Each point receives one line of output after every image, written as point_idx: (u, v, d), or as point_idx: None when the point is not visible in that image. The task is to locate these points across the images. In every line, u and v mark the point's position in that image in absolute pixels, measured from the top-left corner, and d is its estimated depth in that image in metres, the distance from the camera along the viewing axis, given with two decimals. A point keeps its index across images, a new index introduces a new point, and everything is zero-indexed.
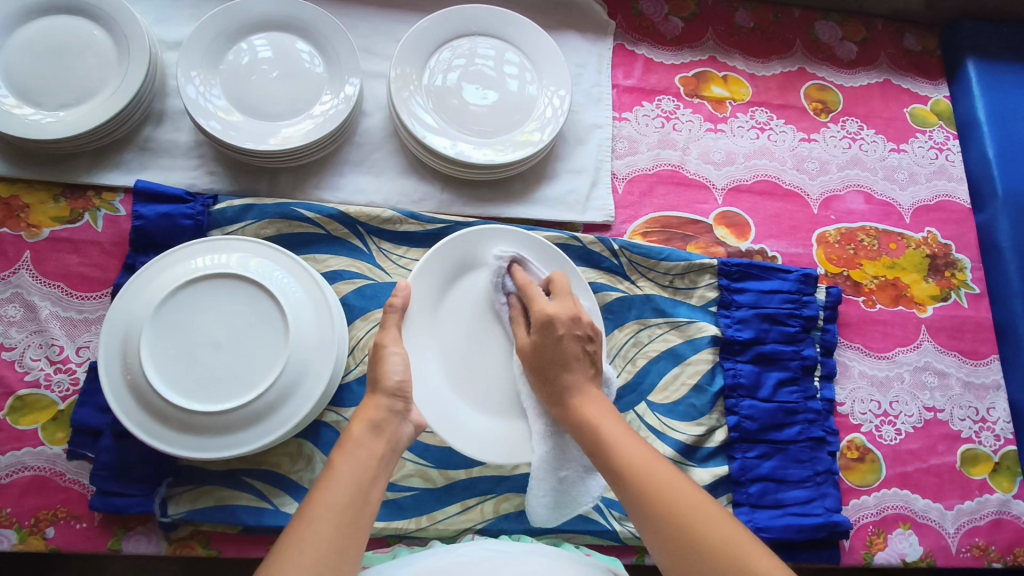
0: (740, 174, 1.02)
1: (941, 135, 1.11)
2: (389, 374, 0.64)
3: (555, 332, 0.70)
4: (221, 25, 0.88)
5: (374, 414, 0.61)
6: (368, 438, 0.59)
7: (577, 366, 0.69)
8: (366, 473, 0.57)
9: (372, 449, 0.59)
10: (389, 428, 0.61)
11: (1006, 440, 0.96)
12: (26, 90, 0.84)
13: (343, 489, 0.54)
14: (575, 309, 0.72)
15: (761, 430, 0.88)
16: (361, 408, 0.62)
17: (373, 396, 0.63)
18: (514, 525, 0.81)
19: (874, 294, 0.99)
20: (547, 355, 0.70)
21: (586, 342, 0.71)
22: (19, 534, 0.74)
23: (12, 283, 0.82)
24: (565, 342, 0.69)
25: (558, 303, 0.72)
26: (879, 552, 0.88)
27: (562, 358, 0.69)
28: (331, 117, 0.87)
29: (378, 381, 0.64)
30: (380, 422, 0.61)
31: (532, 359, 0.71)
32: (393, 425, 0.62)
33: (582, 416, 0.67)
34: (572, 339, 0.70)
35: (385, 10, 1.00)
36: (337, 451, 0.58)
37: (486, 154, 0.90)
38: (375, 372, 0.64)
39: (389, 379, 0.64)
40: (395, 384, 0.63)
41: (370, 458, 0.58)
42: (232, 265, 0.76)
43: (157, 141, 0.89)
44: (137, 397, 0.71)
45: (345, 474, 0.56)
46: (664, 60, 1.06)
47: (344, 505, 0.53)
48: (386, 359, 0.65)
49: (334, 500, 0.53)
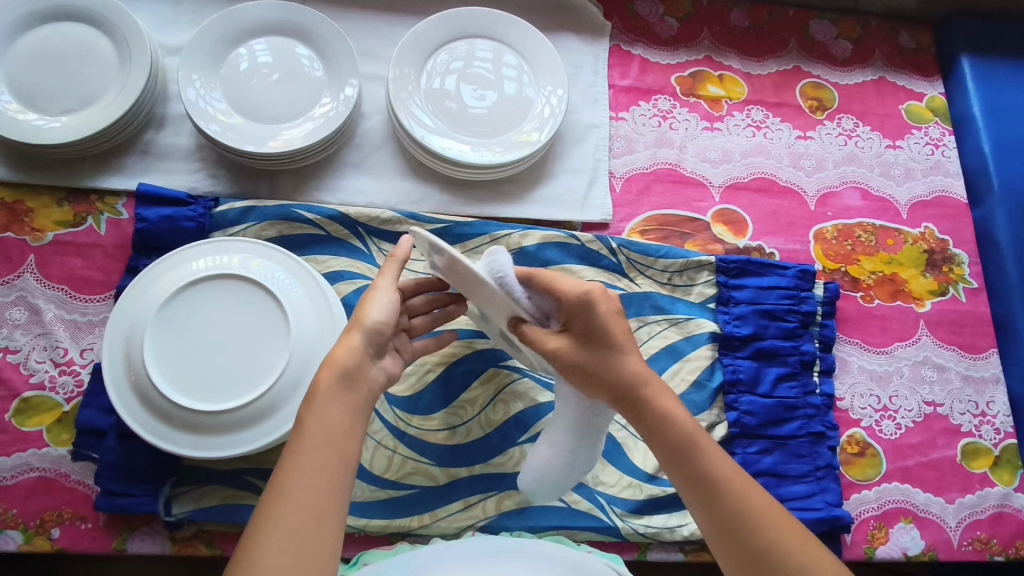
0: (737, 172, 1.03)
1: (937, 131, 1.11)
2: (370, 314, 0.62)
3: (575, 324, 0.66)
4: (220, 30, 0.90)
5: (346, 361, 0.59)
6: (341, 389, 0.58)
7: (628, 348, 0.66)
8: (340, 424, 0.56)
9: (346, 399, 0.57)
10: (363, 378, 0.60)
11: (1006, 433, 0.96)
12: (29, 96, 0.85)
13: (319, 445, 0.54)
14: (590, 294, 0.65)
15: (761, 425, 0.88)
16: (331, 353, 0.60)
17: (351, 336, 0.61)
18: (515, 522, 0.81)
19: (872, 290, 1.00)
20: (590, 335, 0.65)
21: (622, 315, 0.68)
22: (24, 535, 0.75)
23: (16, 287, 0.83)
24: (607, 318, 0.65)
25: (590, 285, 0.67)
26: (881, 546, 0.88)
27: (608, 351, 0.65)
28: (331, 120, 0.88)
29: (357, 320, 0.62)
30: (352, 370, 0.59)
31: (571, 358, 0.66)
32: (364, 371, 0.60)
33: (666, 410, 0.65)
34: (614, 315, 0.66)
35: (382, 13, 1.01)
36: (312, 402, 0.56)
37: (484, 154, 0.91)
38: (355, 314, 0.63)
39: (371, 318, 0.62)
40: (375, 324, 0.62)
41: (345, 409, 0.57)
42: (234, 267, 0.77)
43: (159, 145, 0.90)
44: (141, 397, 0.72)
45: (315, 432, 0.54)
46: (660, 60, 1.07)
47: (319, 465, 0.53)
48: (369, 300, 0.64)
49: (309, 461, 0.53)
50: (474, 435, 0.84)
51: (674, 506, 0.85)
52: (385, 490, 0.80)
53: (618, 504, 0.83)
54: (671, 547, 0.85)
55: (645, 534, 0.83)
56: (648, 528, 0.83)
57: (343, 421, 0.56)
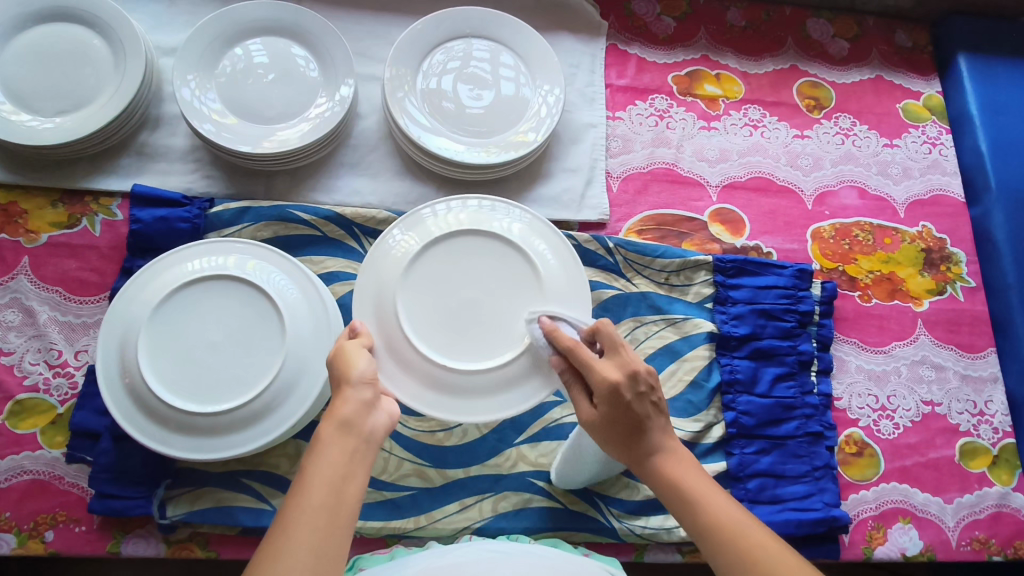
0: (734, 172, 1.02)
1: (934, 130, 1.11)
2: (356, 365, 0.61)
3: (622, 400, 0.59)
4: (215, 31, 0.89)
5: (345, 409, 0.57)
6: (337, 436, 0.55)
7: (660, 424, 0.61)
8: (339, 471, 0.53)
9: (344, 447, 0.55)
10: (361, 425, 0.57)
11: (1004, 433, 0.96)
12: (23, 97, 0.84)
13: (317, 492, 0.51)
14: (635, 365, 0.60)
15: (759, 425, 0.88)
16: (332, 405, 0.58)
17: (343, 390, 0.58)
18: (510, 524, 0.81)
19: (869, 289, 1.00)
20: (620, 420, 0.60)
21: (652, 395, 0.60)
22: (18, 538, 0.74)
23: (10, 288, 0.82)
24: (637, 405, 0.59)
25: (608, 367, 0.60)
26: (880, 546, 0.87)
27: (639, 419, 0.60)
28: (326, 120, 0.88)
29: (343, 376, 0.60)
30: (351, 417, 0.57)
31: (608, 429, 0.61)
32: (363, 420, 0.57)
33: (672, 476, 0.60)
34: (648, 399, 0.60)
35: (378, 13, 1.01)
36: (309, 452, 0.54)
37: (479, 154, 0.90)
38: (341, 367, 0.61)
39: (356, 370, 0.60)
40: (361, 373, 0.60)
41: (342, 455, 0.54)
42: (230, 267, 0.77)
43: (154, 146, 0.90)
44: (135, 399, 0.71)
45: (316, 476, 0.52)
46: (657, 60, 1.07)
47: (317, 507, 0.51)
48: (350, 354, 0.62)
49: (308, 503, 0.51)
50: (470, 435, 0.84)
51: None
52: (382, 491, 0.80)
53: (616, 505, 0.83)
54: (668, 548, 0.85)
55: (642, 535, 0.82)
56: (646, 529, 0.83)
57: (343, 468, 0.54)
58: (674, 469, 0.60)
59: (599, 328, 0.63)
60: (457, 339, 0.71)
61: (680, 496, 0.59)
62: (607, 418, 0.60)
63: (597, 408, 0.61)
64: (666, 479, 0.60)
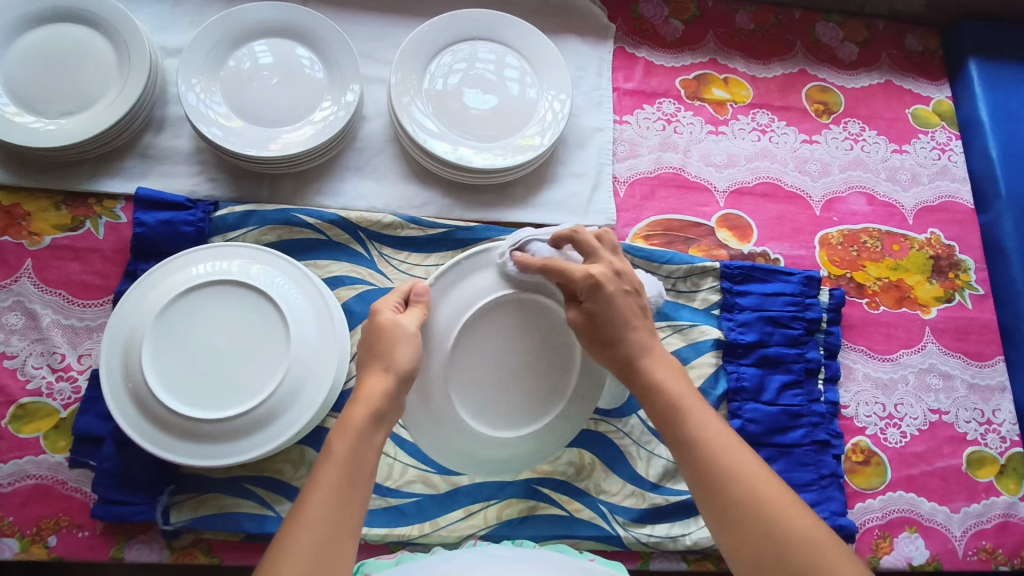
0: (742, 177, 1.02)
1: (944, 136, 1.10)
2: (403, 355, 0.60)
3: (606, 292, 0.64)
4: (221, 32, 0.89)
5: (377, 400, 0.57)
6: (366, 428, 0.56)
7: (637, 323, 0.65)
8: (361, 469, 0.54)
9: (371, 443, 0.56)
10: (388, 419, 0.58)
11: (1012, 442, 0.95)
12: (27, 99, 0.84)
13: (339, 487, 0.52)
14: (614, 267, 0.67)
15: (765, 433, 0.87)
16: (358, 390, 0.58)
17: (381, 374, 0.58)
18: (515, 531, 0.81)
19: (877, 296, 0.99)
20: (603, 321, 0.64)
21: (637, 297, 0.67)
22: (21, 543, 0.74)
23: (14, 291, 0.82)
24: (618, 298, 0.64)
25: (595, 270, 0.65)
26: (886, 555, 0.87)
27: (625, 317, 0.65)
28: (332, 124, 0.87)
29: (388, 360, 0.59)
30: (382, 410, 0.57)
31: (587, 329, 0.65)
32: (390, 415, 0.58)
33: (658, 382, 0.64)
34: (624, 294, 0.65)
35: (384, 15, 1.00)
36: (339, 439, 0.54)
37: (485, 158, 0.90)
38: (386, 350, 0.60)
39: (401, 360, 0.59)
40: (406, 364, 0.60)
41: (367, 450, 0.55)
42: (233, 272, 0.76)
43: (158, 148, 0.89)
44: (138, 404, 0.71)
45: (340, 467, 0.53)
46: (664, 63, 1.06)
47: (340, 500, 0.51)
48: (399, 339, 0.60)
49: (331, 494, 0.51)
50: None
51: (677, 515, 0.84)
52: (386, 498, 0.79)
53: (620, 513, 0.83)
54: (673, 556, 0.84)
55: (647, 543, 0.82)
56: (651, 537, 0.82)
57: (363, 463, 0.54)
58: (661, 378, 0.64)
59: (575, 235, 0.68)
60: (466, 386, 0.69)
61: (669, 405, 0.62)
62: (590, 314, 0.64)
63: (581, 304, 0.65)
64: (655, 389, 0.63)
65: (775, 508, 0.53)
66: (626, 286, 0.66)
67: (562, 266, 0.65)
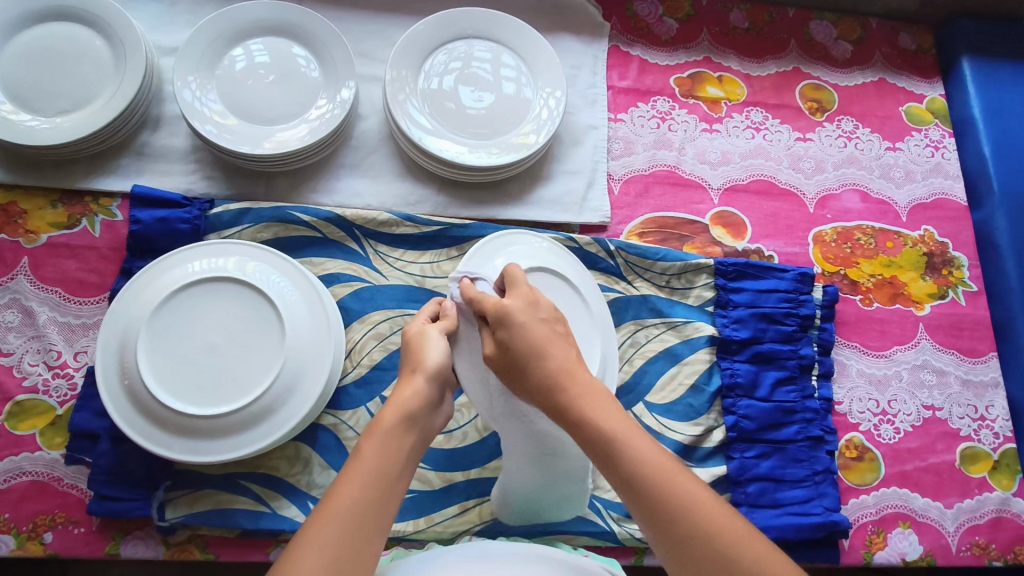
0: (736, 175, 1.02)
1: (937, 133, 1.11)
2: (430, 354, 0.61)
3: (515, 320, 0.58)
4: (216, 31, 0.89)
5: (411, 401, 0.57)
6: (399, 430, 0.56)
7: (552, 350, 0.58)
8: (393, 465, 0.54)
9: (402, 443, 0.55)
10: (422, 420, 0.58)
11: (1005, 438, 0.96)
12: (22, 98, 0.84)
13: (369, 483, 0.51)
14: (530, 296, 0.61)
15: (759, 429, 0.88)
16: (395, 391, 0.59)
17: (414, 378, 0.59)
18: (509, 527, 0.81)
19: (871, 293, 0.99)
20: (515, 356, 0.58)
21: (555, 324, 0.61)
22: (17, 540, 0.74)
23: (10, 289, 0.82)
24: (530, 326, 0.59)
25: (508, 300, 0.60)
26: (880, 551, 0.87)
27: (540, 343, 0.58)
28: (327, 122, 0.88)
29: (416, 363, 0.61)
30: (415, 411, 0.57)
31: (501, 362, 0.59)
32: (424, 417, 0.58)
33: (584, 416, 0.55)
34: (537, 322, 0.59)
35: (379, 14, 1.00)
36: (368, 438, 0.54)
37: (480, 157, 0.90)
38: (415, 354, 0.62)
39: (430, 360, 0.61)
40: (435, 365, 0.61)
41: (398, 451, 0.55)
42: (229, 270, 0.76)
43: (154, 146, 0.89)
44: (133, 401, 0.71)
45: (369, 467, 0.52)
46: (659, 61, 1.06)
47: (368, 501, 0.50)
48: (424, 342, 0.63)
49: (358, 494, 0.50)
50: (469, 439, 0.84)
51: None
52: None
53: (615, 509, 0.83)
54: None
55: (641, 539, 0.83)
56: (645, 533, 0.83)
57: (396, 460, 0.54)
58: (593, 406, 0.56)
59: (508, 269, 0.64)
60: None
61: (601, 441, 0.54)
62: (500, 344, 0.59)
63: (495, 337, 0.59)
64: (583, 422, 0.55)
65: (727, 546, 0.49)
66: (540, 313, 0.60)
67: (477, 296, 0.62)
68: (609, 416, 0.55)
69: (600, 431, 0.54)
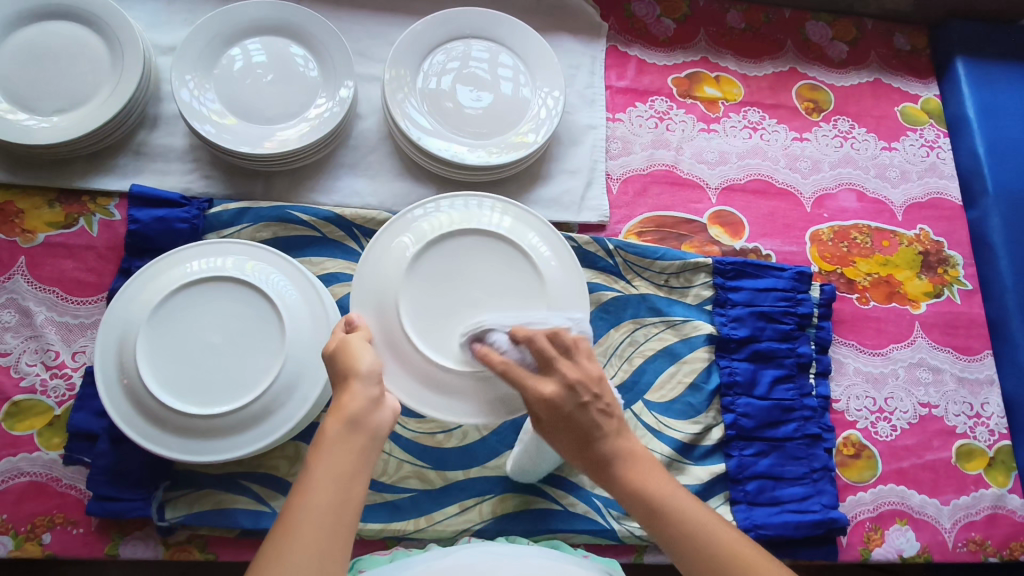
0: (734, 174, 1.03)
1: (932, 133, 1.11)
2: (360, 358, 0.58)
3: (563, 412, 0.57)
4: (214, 30, 0.89)
5: (352, 404, 0.54)
6: (346, 434, 0.53)
7: (607, 428, 0.59)
8: (345, 470, 0.52)
9: (351, 445, 0.53)
10: (370, 420, 0.55)
11: (1000, 435, 0.97)
12: (19, 97, 0.84)
13: (322, 492, 0.50)
14: (569, 378, 0.58)
15: (758, 427, 0.88)
16: (338, 398, 0.56)
17: (350, 384, 0.56)
18: (509, 526, 0.81)
19: (867, 291, 1.00)
20: (568, 430, 0.58)
21: (600, 397, 0.59)
22: (15, 541, 0.74)
23: (7, 288, 0.81)
24: (579, 415, 0.58)
25: (554, 390, 0.57)
26: (877, 547, 0.88)
27: (589, 430, 0.58)
28: (326, 121, 0.88)
29: (347, 368, 0.57)
30: (358, 413, 0.54)
31: (557, 439, 0.60)
32: (370, 415, 0.55)
33: (633, 486, 0.58)
34: (591, 407, 0.58)
35: (378, 13, 1.00)
36: (315, 449, 0.52)
37: (480, 156, 0.90)
38: (343, 361, 0.58)
39: (362, 363, 0.57)
40: (367, 368, 0.57)
41: (351, 454, 0.53)
42: (228, 269, 0.76)
43: (152, 145, 0.89)
44: (133, 400, 0.71)
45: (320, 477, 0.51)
46: (657, 61, 1.07)
47: (324, 509, 0.49)
48: (356, 348, 0.59)
49: (314, 505, 0.49)
50: (469, 438, 0.84)
51: None
52: (381, 493, 0.80)
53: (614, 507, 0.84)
54: None
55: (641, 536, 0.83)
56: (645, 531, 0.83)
57: (349, 466, 0.52)
58: (622, 441, 0.59)
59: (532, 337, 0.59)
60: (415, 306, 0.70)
61: (649, 507, 0.57)
62: (555, 427, 0.59)
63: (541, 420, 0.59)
64: (634, 492, 0.58)
65: None
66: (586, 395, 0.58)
67: (517, 379, 0.58)
68: (637, 447, 0.60)
69: (626, 457, 0.59)
